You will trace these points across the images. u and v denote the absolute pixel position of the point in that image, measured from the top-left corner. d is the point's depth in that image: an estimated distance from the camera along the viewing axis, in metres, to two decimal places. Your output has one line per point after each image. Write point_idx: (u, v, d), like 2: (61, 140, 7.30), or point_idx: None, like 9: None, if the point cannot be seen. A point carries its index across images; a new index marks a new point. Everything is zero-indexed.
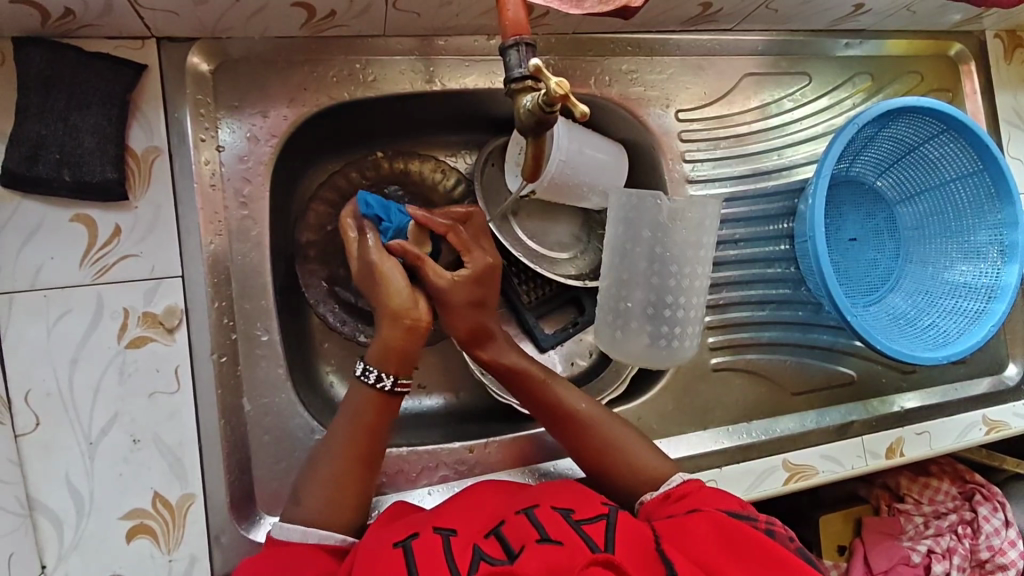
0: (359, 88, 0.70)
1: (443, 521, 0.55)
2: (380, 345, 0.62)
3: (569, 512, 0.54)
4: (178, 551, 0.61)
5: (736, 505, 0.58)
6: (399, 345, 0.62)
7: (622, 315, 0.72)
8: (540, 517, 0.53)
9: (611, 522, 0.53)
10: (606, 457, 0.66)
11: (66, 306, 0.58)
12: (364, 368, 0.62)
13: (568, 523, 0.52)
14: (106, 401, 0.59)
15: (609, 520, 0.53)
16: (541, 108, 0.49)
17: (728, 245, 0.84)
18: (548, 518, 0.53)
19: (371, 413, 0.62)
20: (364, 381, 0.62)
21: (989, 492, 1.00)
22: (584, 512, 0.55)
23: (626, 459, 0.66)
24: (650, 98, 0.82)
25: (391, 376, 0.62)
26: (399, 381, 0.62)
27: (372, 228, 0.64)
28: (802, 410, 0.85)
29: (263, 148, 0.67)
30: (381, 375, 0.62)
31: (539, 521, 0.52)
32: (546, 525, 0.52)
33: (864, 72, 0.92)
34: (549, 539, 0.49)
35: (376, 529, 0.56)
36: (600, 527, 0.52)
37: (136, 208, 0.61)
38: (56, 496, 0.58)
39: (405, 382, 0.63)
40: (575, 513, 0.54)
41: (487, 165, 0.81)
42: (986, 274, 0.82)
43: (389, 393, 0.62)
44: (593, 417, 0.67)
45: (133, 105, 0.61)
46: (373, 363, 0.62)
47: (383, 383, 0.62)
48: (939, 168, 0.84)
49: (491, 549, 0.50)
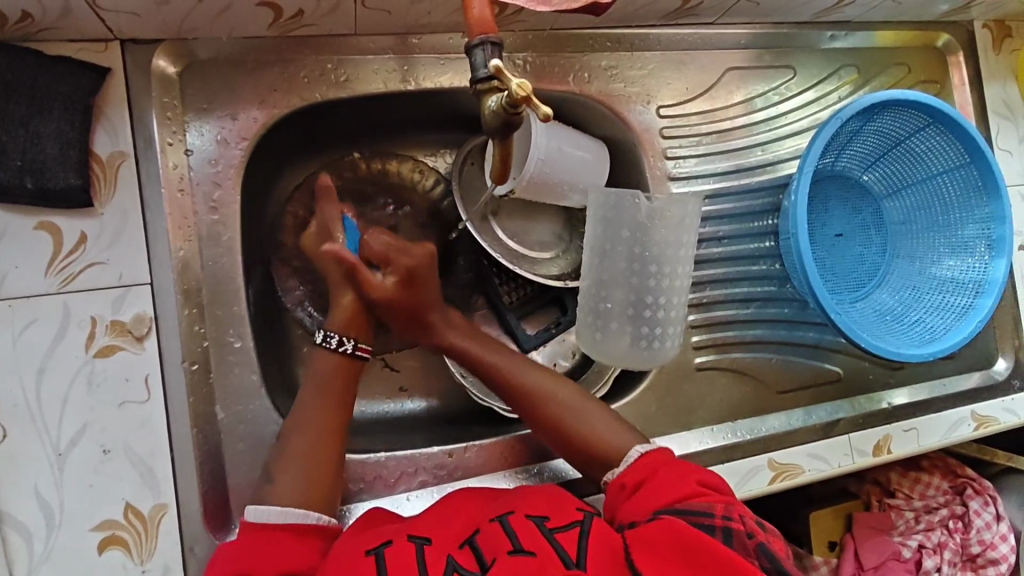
0: (331, 88, 0.69)
1: (418, 530, 0.55)
2: (340, 310, 0.67)
3: (543, 519, 0.53)
4: (152, 562, 0.60)
5: (690, 492, 0.56)
6: (352, 305, 0.67)
7: (602, 316, 0.71)
8: (514, 525, 0.52)
9: (585, 530, 0.52)
10: (565, 427, 0.67)
11: (31, 316, 0.57)
12: (326, 334, 0.65)
13: (541, 532, 0.51)
14: (75, 412, 0.58)
15: (582, 528, 0.53)
16: (505, 109, 0.48)
17: (711, 242, 0.83)
18: (523, 526, 0.52)
19: (334, 376, 0.64)
20: (326, 346, 0.65)
21: (980, 486, 1.00)
22: (559, 519, 0.54)
23: (595, 439, 0.66)
24: (631, 95, 0.80)
25: (352, 342, 0.66)
26: (360, 345, 0.66)
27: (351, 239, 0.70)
28: (789, 408, 0.84)
29: (233, 151, 0.66)
30: (343, 339, 0.65)
31: (513, 529, 0.51)
32: (519, 534, 0.51)
33: (850, 65, 0.90)
34: (522, 551, 0.49)
35: (350, 536, 0.55)
36: (573, 536, 0.51)
37: (101, 215, 0.60)
38: (26, 509, 0.57)
39: (366, 347, 0.67)
40: (549, 521, 0.53)
41: (465, 165, 0.80)
42: (973, 269, 0.82)
43: (352, 357, 0.65)
44: (537, 386, 0.68)
45: (97, 109, 0.60)
46: (336, 329, 0.66)
47: (345, 347, 0.65)
48: (926, 161, 0.83)
49: (466, 561, 0.50)
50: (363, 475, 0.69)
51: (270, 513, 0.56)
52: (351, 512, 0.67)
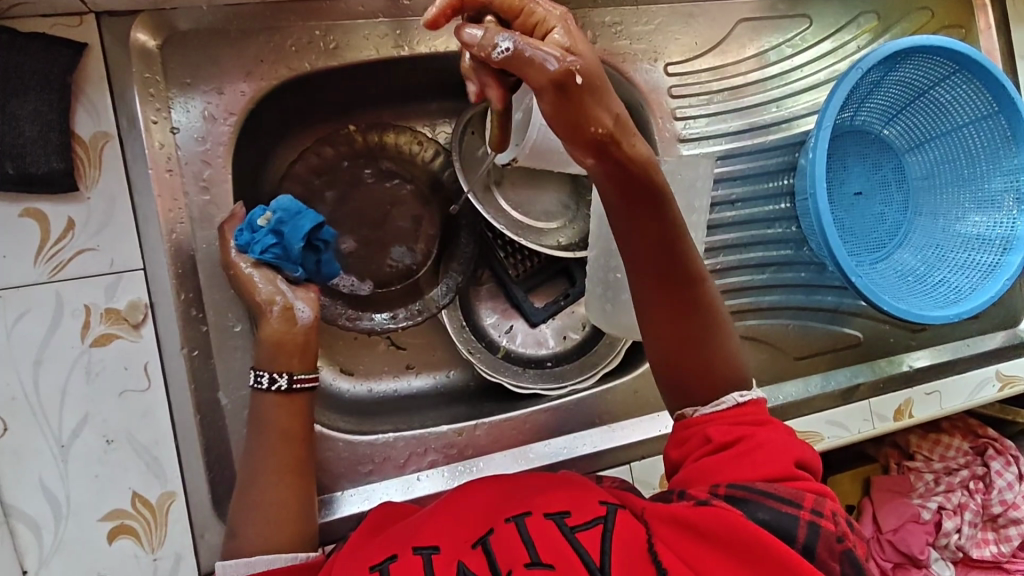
0: (322, 56, 0.65)
1: (423, 537, 0.53)
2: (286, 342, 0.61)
3: (563, 517, 0.52)
4: (163, 549, 0.60)
5: (783, 475, 0.51)
6: (279, 331, 0.61)
7: (612, 287, 0.69)
8: (531, 529, 0.51)
9: (609, 527, 0.51)
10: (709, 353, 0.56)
11: (25, 305, 0.56)
12: (256, 374, 0.60)
13: (562, 535, 0.50)
14: (75, 402, 0.57)
15: (606, 525, 0.51)
16: (502, 70, 0.46)
17: (724, 206, 0.79)
18: (540, 531, 0.50)
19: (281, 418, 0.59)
20: (259, 388, 0.60)
21: (1001, 446, 0.97)
22: (580, 515, 0.52)
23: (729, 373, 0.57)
24: (637, 52, 0.76)
25: (285, 375, 0.60)
26: (295, 377, 0.60)
27: (278, 230, 0.61)
28: (807, 374, 0.82)
29: (221, 127, 0.63)
30: (274, 376, 0.59)
31: (531, 536, 0.50)
32: (538, 541, 0.49)
33: (869, 11, 0.85)
34: (540, 564, 0.48)
35: (355, 548, 0.54)
36: (596, 536, 0.50)
37: (88, 199, 0.57)
38: (32, 500, 0.56)
39: (304, 377, 0.60)
40: (570, 518, 0.52)
41: (466, 133, 0.75)
42: (1001, 224, 0.78)
43: (289, 392, 0.60)
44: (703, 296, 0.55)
45: (75, 87, 0.57)
46: (265, 367, 0.60)
47: (278, 383, 0.59)
48: (950, 112, 0.78)
49: (479, 566, 0.49)
50: (373, 456, 0.68)
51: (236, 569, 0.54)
52: (365, 495, 0.66)
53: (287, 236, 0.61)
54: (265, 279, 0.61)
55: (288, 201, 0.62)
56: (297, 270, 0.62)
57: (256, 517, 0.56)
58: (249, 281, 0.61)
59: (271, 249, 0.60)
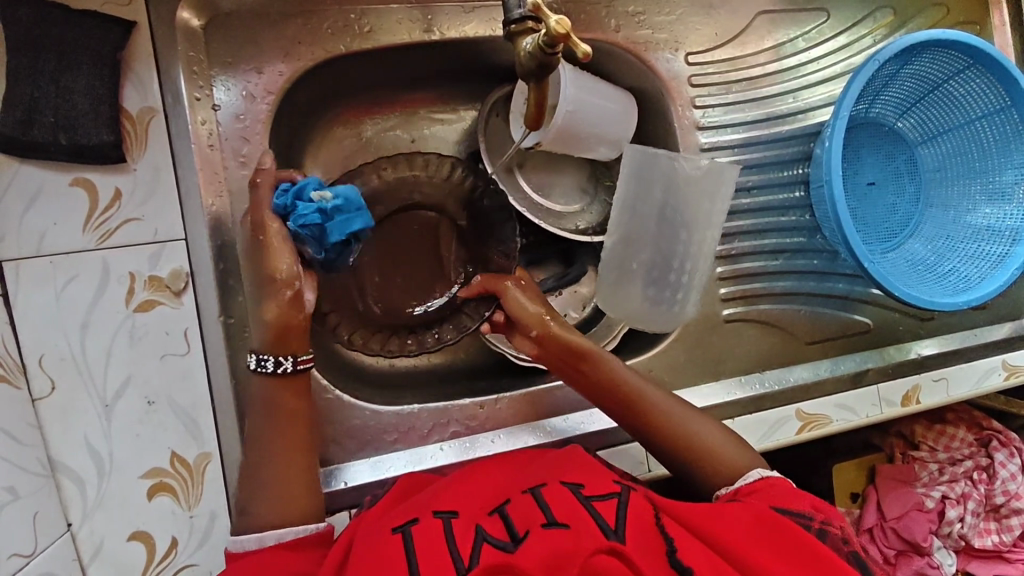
0: (356, 39, 0.68)
1: (441, 503, 0.55)
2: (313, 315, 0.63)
3: (579, 487, 0.55)
4: (199, 507, 0.63)
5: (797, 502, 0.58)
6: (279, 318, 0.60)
7: (626, 274, 0.71)
8: (547, 497, 0.53)
9: (622, 500, 0.54)
10: (664, 426, 0.65)
11: (74, 271, 0.58)
12: (260, 358, 0.60)
13: (577, 500, 0.53)
14: (119, 364, 0.60)
15: (620, 498, 0.55)
16: (541, 50, 0.48)
17: (741, 193, 0.82)
18: (557, 497, 0.53)
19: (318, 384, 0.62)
20: (262, 371, 0.60)
21: (1005, 438, 0.99)
22: (595, 488, 0.56)
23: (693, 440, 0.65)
24: (659, 41, 0.78)
25: (291, 358, 0.60)
26: (298, 359, 0.61)
27: (326, 213, 0.60)
28: (816, 359, 0.84)
29: (260, 106, 0.65)
30: (279, 360, 0.60)
31: (547, 502, 0.53)
32: (554, 507, 0.52)
33: (886, 6, 0.86)
34: (555, 523, 0.50)
35: (376, 518, 0.56)
36: (610, 505, 0.53)
37: (134, 170, 0.60)
38: (77, 456, 0.59)
39: (306, 360, 0.61)
40: (585, 489, 0.55)
41: (491, 116, 0.78)
42: (1011, 216, 0.79)
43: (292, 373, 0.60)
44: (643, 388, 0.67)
45: (124, 64, 0.59)
46: (269, 351, 0.60)
47: (283, 366, 0.60)
48: (963, 106, 0.80)
49: (496, 530, 0.51)
50: (397, 425, 0.70)
51: (248, 542, 0.57)
52: (381, 459, 0.69)
53: (331, 224, 0.60)
54: (290, 255, 0.59)
55: (352, 193, 0.62)
56: (318, 253, 0.62)
57: (291, 475, 0.59)
58: (274, 253, 0.59)
59: (310, 227, 0.59)
